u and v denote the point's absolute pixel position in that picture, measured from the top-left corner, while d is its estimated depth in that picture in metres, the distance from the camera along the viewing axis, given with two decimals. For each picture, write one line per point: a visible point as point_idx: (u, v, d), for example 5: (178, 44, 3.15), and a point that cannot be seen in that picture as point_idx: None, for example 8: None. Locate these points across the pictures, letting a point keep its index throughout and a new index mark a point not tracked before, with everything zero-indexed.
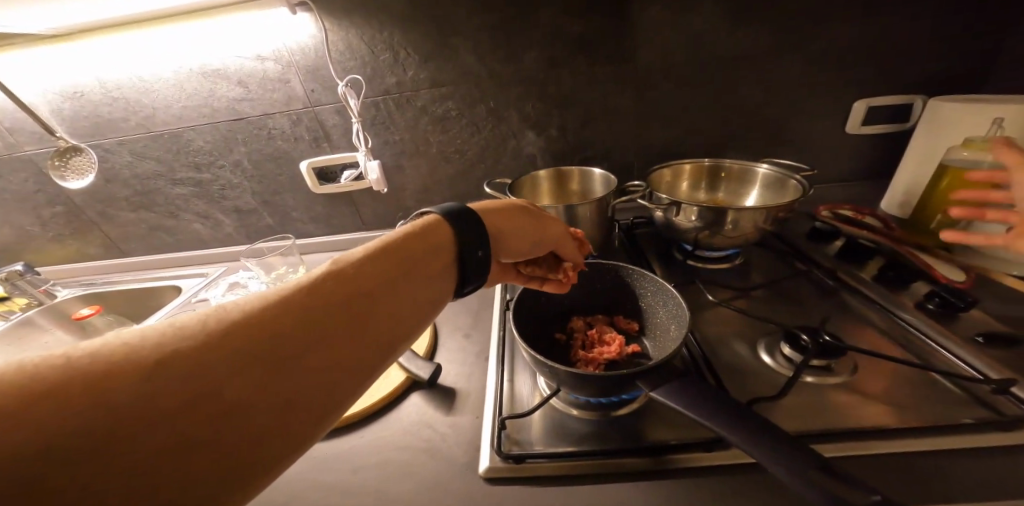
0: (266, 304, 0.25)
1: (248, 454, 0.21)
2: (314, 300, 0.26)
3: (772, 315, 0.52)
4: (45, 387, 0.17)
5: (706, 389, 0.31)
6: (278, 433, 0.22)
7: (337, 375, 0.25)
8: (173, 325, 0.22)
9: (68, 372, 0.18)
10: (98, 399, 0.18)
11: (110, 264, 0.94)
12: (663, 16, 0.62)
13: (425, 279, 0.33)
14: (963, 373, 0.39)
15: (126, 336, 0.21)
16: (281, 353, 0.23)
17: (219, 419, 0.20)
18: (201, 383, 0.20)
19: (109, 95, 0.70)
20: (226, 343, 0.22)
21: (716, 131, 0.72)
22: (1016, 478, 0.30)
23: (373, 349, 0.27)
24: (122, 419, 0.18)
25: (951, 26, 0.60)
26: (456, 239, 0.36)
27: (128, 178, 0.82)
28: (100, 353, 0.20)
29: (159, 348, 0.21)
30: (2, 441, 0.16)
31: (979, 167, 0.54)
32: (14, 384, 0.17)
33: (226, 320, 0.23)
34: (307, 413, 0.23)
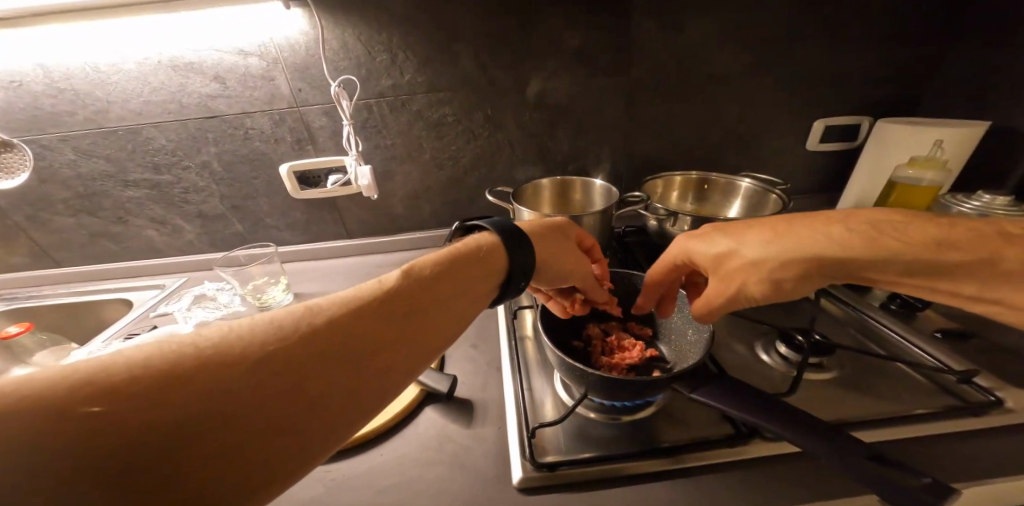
0: (341, 313, 0.29)
1: (310, 440, 0.25)
2: (377, 313, 0.30)
3: (762, 316, 0.57)
4: (170, 371, 0.23)
5: (740, 389, 0.37)
6: (334, 424, 0.26)
7: (386, 380, 0.29)
8: (261, 322, 0.27)
9: (179, 359, 0.23)
10: (212, 386, 0.23)
11: (38, 276, 0.82)
12: (653, 35, 0.66)
13: (472, 296, 0.36)
14: (930, 364, 0.45)
15: (241, 333, 0.26)
16: (343, 358, 0.27)
17: (290, 409, 0.24)
18: (271, 376, 0.25)
19: (53, 85, 0.63)
20: (296, 344, 0.26)
21: (697, 145, 0.77)
22: (985, 457, 0.35)
23: (421, 359, 0.31)
24: (218, 401, 0.23)
25: (890, 61, 0.70)
26: (507, 261, 0.39)
27: (68, 178, 0.73)
28: (220, 345, 0.25)
29: (260, 346, 0.25)
30: (149, 413, 0.21)
31: (921, 183, 0.63)
32: (147, 366, 0.23)
33: (300, 321, 0.28)
34: (360, 410, 0.27)
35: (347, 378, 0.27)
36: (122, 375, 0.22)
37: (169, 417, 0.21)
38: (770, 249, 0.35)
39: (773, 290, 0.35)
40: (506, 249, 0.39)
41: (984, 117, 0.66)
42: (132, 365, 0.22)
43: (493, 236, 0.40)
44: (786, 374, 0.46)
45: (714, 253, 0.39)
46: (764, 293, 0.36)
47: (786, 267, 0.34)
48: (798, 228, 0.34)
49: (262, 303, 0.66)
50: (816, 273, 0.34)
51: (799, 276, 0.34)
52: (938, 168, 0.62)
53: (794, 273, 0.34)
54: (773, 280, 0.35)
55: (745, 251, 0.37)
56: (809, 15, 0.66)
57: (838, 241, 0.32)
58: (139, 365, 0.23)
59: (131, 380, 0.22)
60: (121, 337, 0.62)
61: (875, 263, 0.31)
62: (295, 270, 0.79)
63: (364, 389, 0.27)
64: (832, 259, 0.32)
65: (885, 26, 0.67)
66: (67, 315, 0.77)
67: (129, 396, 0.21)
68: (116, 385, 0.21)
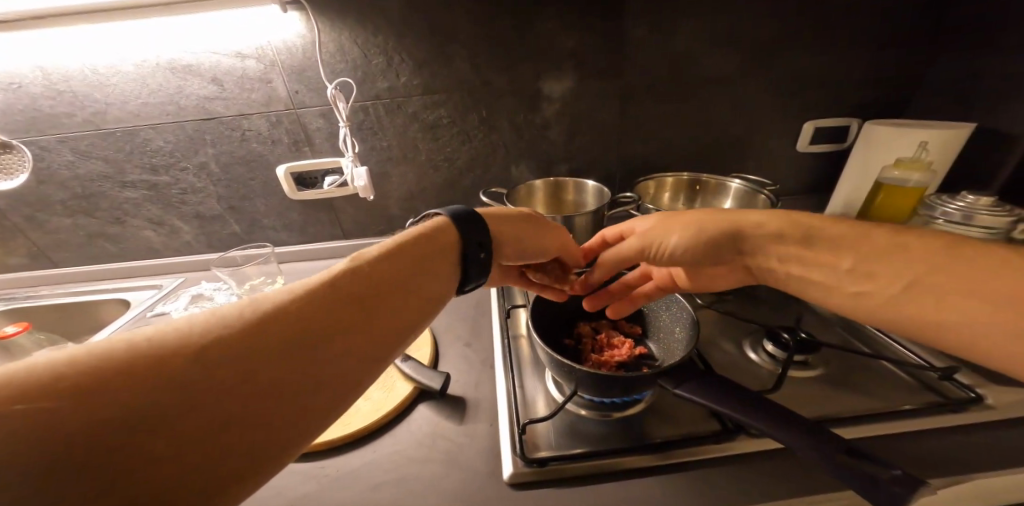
0: (289, 300, 0.29)
1: (272, 424, 0.25)
2: (331, 304, 0.30)
3: (750, 314, 0.58)
4: (102, 374, 0.22)
5: (724, 386, 0.38)
6: (294, 406, 0.26)
7: (346, 359, 0.29)
8: (204, 318, 0.27)
9: (112, 361, 0.23)
10: (155, 379, 0.23)
11: (36, 276, 0.83)
12: (645, 38, 0.67)
13: (430, 276, 0.37)
14: (914, 361, 0.46)
15: (180, 326, 0.26)
16: (298, 341, 0.28)
17: (245, 395, 0.25)
18: (215, 373, 0.24)
19: (52, 87, 0.64)
20: (241, 339, 0.26)
21: (690, 147, 0.78)
22: (962, 452, 0.36)
23: (381, 336, 0.31)
24: (158, 402, 0.22)
25: (878, 64, 0.71)
26: (458, 239, 0.40)
27: (66, 179, 0.73)
28: (158, 340, 0.25)
29: (201, 337, 0.25)
30: (86, 410, 0.21)
31: (909, 184, 0.65)
32: (77, 372, 0.22)
33: (245, 317, 0.27)
34: (320, 390, 0.27)
35: (304, 360, 0.27)
36: (53, 377, 0.22)
37: (110, 411, 0.21)
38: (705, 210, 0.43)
39: (695, 237, 0.42)
40: (454, 228, 0.41)
41: (970, 119, 0.68)
42: (63, 366, 0.22)
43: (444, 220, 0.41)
44: (772, 371, 0.47)
45: (649, 225, 0.45)
46: (686, 241, 0.42)
47: (713, 220, 0.41)
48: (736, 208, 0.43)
49: None
50: (729, 233, 0.41)
51: (719, 230, 0.41)
52: (924, 170, 0.64)
53: (720, 226, 0.41)
54: (699, 228, 0.41)
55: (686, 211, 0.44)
56: (798, 19, 0.67)
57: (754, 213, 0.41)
58: (72, 365, 0.22)
59: (64, 380, 0.21)
60: (119, 337, 0.63)
61: (777, 228, 0.39)
62: (291, 270, 0.80)
63: (323, 371, 0.28)
64: (745, 222, 0.40)
65: (872, 30, 0.68)
66: (65, 315, 0.78)
67: (64, 395, 0.21)
68: (49, 386, 0.21)
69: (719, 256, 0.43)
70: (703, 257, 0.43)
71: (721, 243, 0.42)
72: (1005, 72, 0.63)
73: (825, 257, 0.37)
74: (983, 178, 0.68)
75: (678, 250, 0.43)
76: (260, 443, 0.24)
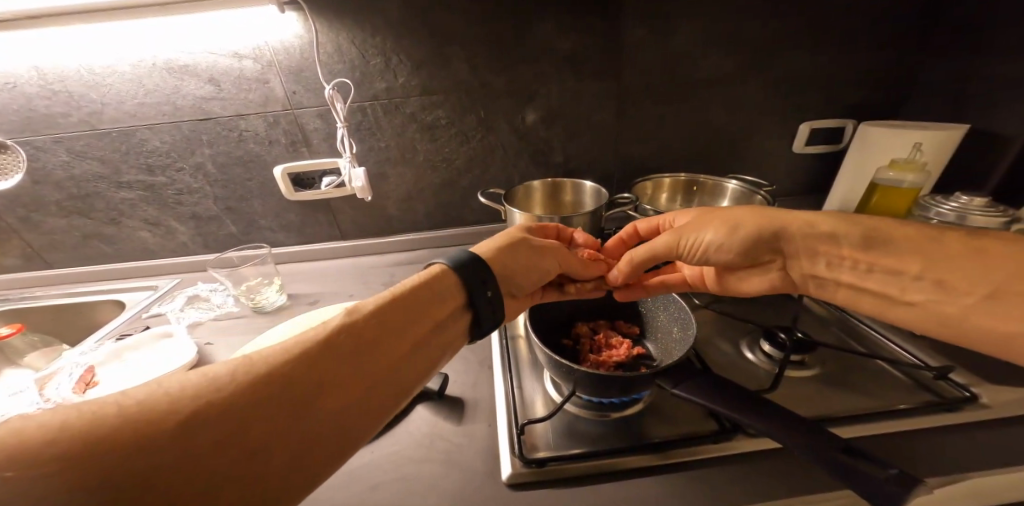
0: (282, 355, 0.29)
1: (261, 487, 0.25)
2: (334, 358, 0.30)
3: (747, 314, 0.58)
4: (111, 437, 0.23)
5: (723, 386, 0.38)
6: (286, 467, 0.26)
7: (339, 416, 0.29)
8: (211, 375, 0.27)
9: (121, 423, 0.23)
10: (144, 444, 0.23)
11: (30, 277, 0.82)
12: (643, 40, 0.67)
13: (428, 322, 0.37)
14: (909, 361, 0.46)
15: (174, 387, 0.26)
16: (290, 399, 0.27)
17: (235, 458, 0.24)
18: (218, 435, 0.25)
19: (47, 87, 0.63)
20: (246, 399, 0.26)
21: (687, 148, 0.79)
22: (958, 451, 0.37)
23: (375, 391, 0.31)
24: (162, 466, 0.23)
25: (873, 67, 0.72)
26: (458, 283, 0.40)
27: (61, 180, 0.73)
28: (151, 402, 0.25)
29: (193, 399, 0.25)
30: (77, 478, 0.21)
31: (901, 185, 0.64)
32: (90, 433, 0.23)
33: (250, 373, 0.28)
34: (312, 449, 0.27)
35: (296, 419, 0.27)
36: (48, 444, 0.22)
37: (100, 478, 0.22)
38: (749, 207, 0.44)
39: (733, 233, 0.43)
40: (453, 271, 0.41)
41: (964, 121, 0.68)
42: (56, 432, 0.23)
43: (442, 266, 0.42)
44: (769, 371, 0.48)
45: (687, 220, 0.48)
46: (725, 237, 0.44)
47: (753, 218, 0.42)
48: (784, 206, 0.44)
49: (255, 304, 0.66)
50: (770, 232, 0.42)
51: (759, 227, 0.42)
52: (917, 171, 0.63)
53: (760, 224, 0.42)
54: (738, 224, 0.43)
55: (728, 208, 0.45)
56: (793, 21, 0.67)
57: (802, 213, 0.42)
58: (65, 431, 0.23)
59: (58, 447, 0.22)
60: (114, 338, 0.62)
61: (823, 228, 0.40)
62: (289, 271, 0.80)
63: (315, 429, 0.27)
64: (789, 219, 0.41)
65: (867, 32, 0.69)
66: (59, 316, 0.77)
67: (57, 463, 0.21)
68: (43, 452, 0.22)
69: (758, 253, 0.44)
70: (740, 254, 0.44)
71: (759, 242, 0.43)
72: (999, 74, 0.63)
73: (882, 260, 0.37)
74: (977, 180, 0.68)
75: (717, 245, 0.45)
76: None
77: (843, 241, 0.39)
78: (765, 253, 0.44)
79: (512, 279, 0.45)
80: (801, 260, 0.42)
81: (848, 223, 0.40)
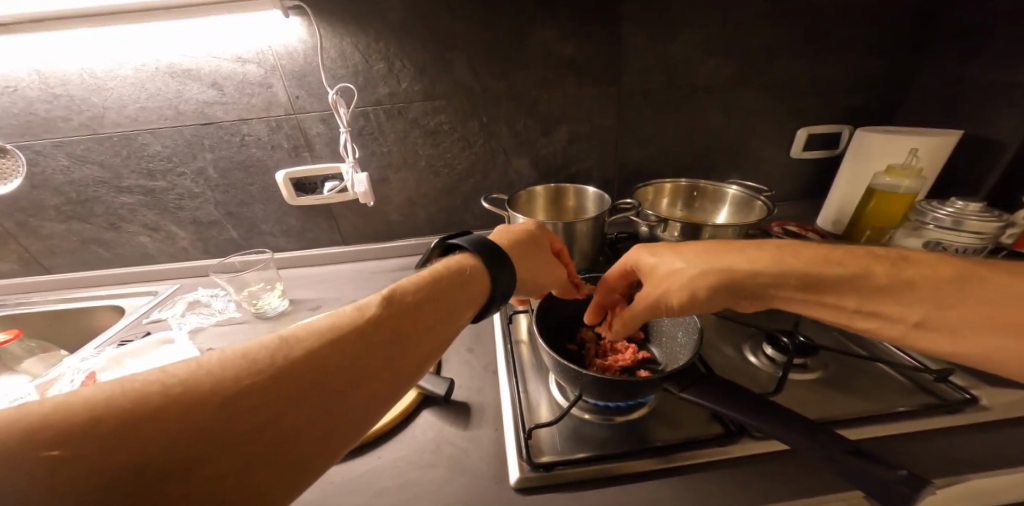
0: (310, 336, 0.30)
1: (288, 462, 0.25)
2: (356, 336, 0.31)
3: (748, 319, 0.59)
4: (152, 405, 0.23)
5: (729, 389, 0.39)
6: (318, 443, 0.26)
7: (366, 395, 0.29)
8: (241, 350, 0.28)
9: (161, 392, 0.24)
10: (184, 411, 0.24)
11: (28, 282, 0.81)
12: (643, 45, 0.68)
13: (448, 308, 0.37)
14: (910, 364, 0.47)
15: (206, 364, 0.26)
16: (320, 377, 0.28)
17: (270, 434, 0.25)
18: (248, 405, 0.25)
19: (48, 91, 0.63)
20: (274, 372, 0.27)
21: (687, 153, 0.79)
22: (961, 454, 0.37)
23: (400, 371, 0.32)
24: (197, 431, 0.23)
25: (868, 73, 0.73)
26: (485, 281, 0.41)
27: (61, 184, 0.72)
28: (187, 380, 0.25)
29: (227, 376, 0.26)
30: (120, 451, 0.22)
31: (898, 190, 0.66)
32: (130, 401, 0.23)
33: (278, 350, 0.28)
34: (342, 427, 0.28)
35: (327, 397, 0.28)
36: (89, 415, 0.22)
37: (143, 453, 0.22)
38: (694, 259, 0.41)
39: (697, 293, 0.40)
40: (480, 265, 0.41)
41: (957, 126, 0.70)
42: (95, 404, 0.23)
43: (469, 255, 0.42)
44: (772, 374, 0.48)
45: (652, 260, 0.43)
46: (686, 300, 0.40)
47: (705, 276, 0.39)
48: (717, 249, 0.41)
49: (257, 309, 0.66)
50: (727, 286, 0.39)
51: (715, 283, 0.39)
52: (914, 176, 0.66)
53: (714, 280, 0.39)
54: (694, 287, 0.39)
55: (676, 260, 0.42)
56: (790, 29, 0.69)
57: (741, 258, 0.39)
58: (105, 405, 0.23)
59: (101, 420, 0.22)
60: (114, 343, 0.62)
61: (772, 277, 0.38)
62: (290, 276, 0.80)
63: (344, 408, 0.28)
64: (740, 272, 0.39)
65: (862, 40, 0.70)
66: (57, 321, 0.76)
67: (103, 435, 0.22)
68: (86, 426, 0.22)
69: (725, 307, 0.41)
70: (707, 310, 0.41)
71: (721, 295, 0.40)
72: (990, 81, 0.65)
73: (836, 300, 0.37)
74: (972, 185, 0.70)
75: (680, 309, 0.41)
76: (283, 481, 0.25)
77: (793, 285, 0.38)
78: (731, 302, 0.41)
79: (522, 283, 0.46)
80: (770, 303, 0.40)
81: (786, 265, 0.38)
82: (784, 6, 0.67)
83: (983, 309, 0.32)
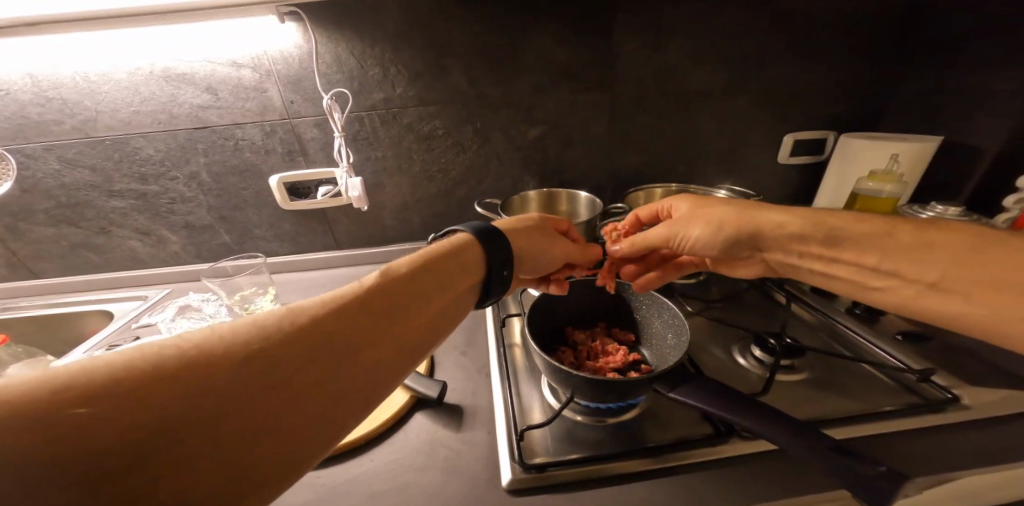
0: (325, 313, 0.30)
1: (305, 434, 0.25)
2: (371, 316, 0.31)
3: (738, 322, 0.60)
4: (169, 371, 0.23)
5: (717, 389, 0.39)
6: (322, 424, 0.26)
7: (371, 376, 0.30)
8: (254, 322, 0.27)
9: (178, 358, 0.23)
10: (207, 379, 0.23)
11: (17, 288, 0.81)
12: (634, 52, 0.70)
13: (451, 294, 0.38)
14: (893, 364, 0.48)
15: (219, 332, 0.26)
16: (332, 355, 0.28)
17: (280, 411, 0.25)
18: (271, 377, 0.25)
19: (41, 94, 0.63)
20: (293, 345, 0.27)
21: (678, 159, 0.81)
22: (947, 452, 0.38)
23: (407, 350, 0.32)
24: (220, 399, 0.23)
25: (852, 81, 0.76)
26: (484, 258, 0.42)
27: (51, 188, 0.72)
28: (199, 349, 0.24)
29: (243, 346, 0.25)
30: (130, 418, 0.21)
31: (880, 195, 0.67)
32: (145, 367, 0.22)
33: (294, 323, 0.28)
34: (346, 408, 0.28)
35: (336, 376, 0.28)
36: (101, 377, 0.21)
37: (149, 422, 0.21)
38: (733, 207, 0.46)
39: (717, 231, 0.46)
40: (479, 248, 0.42)
41: (937, 133, 0.72)
42: (108, 368, 0.22)
43: (469, 236, 0.43)
44: (761, 375, 0.49)
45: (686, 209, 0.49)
46: (705, 239, 0.47)
47: (735, 217, 0.45)
48: (760, 205, 0.45)
49: (249, 313, 0.66)
50: (748, 231, 0.45)
51: (736, 228, 0.45)
52: (896, 181, 0.66)
53: (738, 226, 0.45)
54: (719, 227, 0.46)
55: (714, 204, 0.47)
56: (776, 36, 0.71)
57: (778, 212, 0.43)
58: (118, 368, 0.22)
59: (109, 384, 0.21)
60: (103, 349, 0.61)
61: (797, 229, 0.42)
62: (282, 281, 0.79)
63: (350, 389, 0.28)
64: (766, 221, 0.44)
65: (845, 48, 0.73)
66: (44, 327, 0.75)
67: (113, 398, 0.21)
68: (97, 387, 0.21)
69: (737, 249, 0.47)
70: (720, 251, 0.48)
71: (734, 238, 0.46)
72: (968, 88, 0.67)
73: (851, 255, 0.40)
74: (952, 189, 0.72)
75: (697, 245, 0.48)
76: (285, 461, 0.24)
77: (817, 237, 0.42)
78: (742, 249, 0.47)
79: (525, 256, 0.47)
80: (775, 252, 0.45)
81: (817, 223, 0.41)
82: (769, 15, 0.69)
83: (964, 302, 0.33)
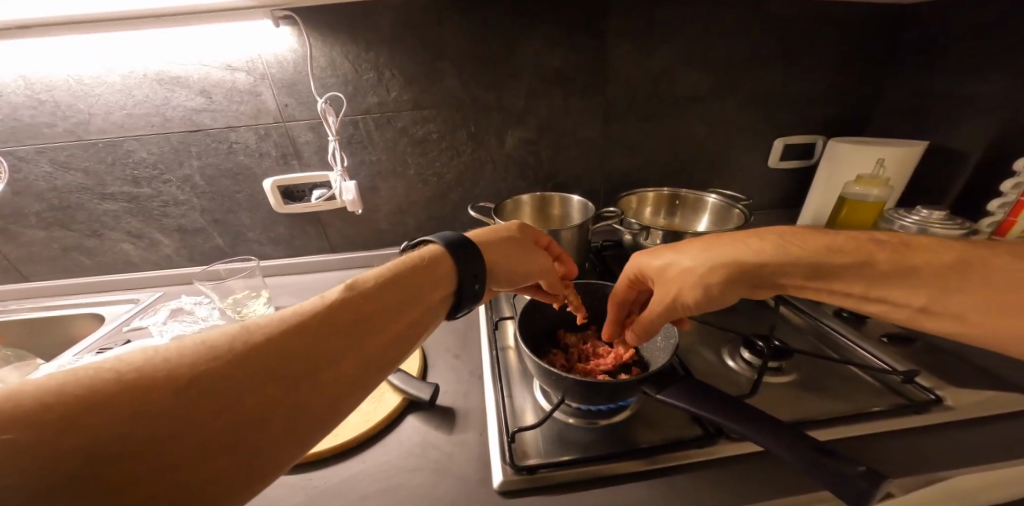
0: (283, 330, 0.30)
1: (259, 450, 0.25)
2: (332, 330, 0.31)
3: (728, 324, 0.61)
4: (110, 396, 0.23)
5: (704, 390, 0.40)
6: (277, 439, 0.26)
7: (334, 389, 0.29)
8: (207, 343, 0.28)
9: (122, 382, 0.24)
10: (149, 402, 0.23)
11: (6, 291, 0.80)
12: (626, 57, 0.71)
13: (420, 305, 0.38)
14: (879, 366, 0.49)
15: (168, 354, 0.26)
16: (289, 369, 0.28)
17: (231, 428, 0.25)
18: (220, 396, 0.25)
19: (34, 97, 0.63)
20: (244, 364, 0.27)
21: (670, 163, 0.82)
22: (929, 452, 0.38)
23: (372, 362, 0.32)
24: (164, 421, 0.23)
25: (840, 87, 0.77)
26: (455, 269, 0.41)
27: (42, 190, 0.71)
28: (146, 371, 0.25)
29: (192, 366, 0.26)
30: (62, 445, 0.21)
31: (869, 198, 0.67)
32: (87, 392, 0.23)
33: (247, 342, 0.28)
34: (305, 419, 0.28)
35: (292, 390, 0.28)
36: (42, 403, 0.22)
37: (92, 445, 0.21)
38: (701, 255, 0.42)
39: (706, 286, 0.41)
40: (450, 259, 0.42)
41: (922, 139, 0.74)
42: (49, 394, 0.22)
43: (439, 248, 0.42)
44: (750, 377, 0.49)
45: (658, 264, 0.45)
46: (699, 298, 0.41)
47: (712, 273, 0.40)
48: (721, 242, 0.42)
49: (242, 316, 0.66)
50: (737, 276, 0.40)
51: (724, 278, 0.40)
52: (883, 185, 0.67)
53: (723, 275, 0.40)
54: (704, 285, 0.40)
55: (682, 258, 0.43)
56: (765, 42, 0.72)
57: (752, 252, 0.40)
58: (60, 394, 0.22)
59: (50, 411, 0.22)
60: (94, 351, 0.61)
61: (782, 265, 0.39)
62: (276, 284, 0.79)
63: (310, 402, 0.28)
64: (750, 265, 0.39)
65: (833, 55, 0.74)
66: (35, 330, 0.75)
67: (53, 424, 0.21)
68: (39, 414, 0.21)
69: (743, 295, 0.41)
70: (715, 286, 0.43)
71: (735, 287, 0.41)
72: (953, 94, 0.69)
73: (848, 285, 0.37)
74: (939, 193, 0.73)
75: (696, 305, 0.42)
76: (239, 476, 0.25)
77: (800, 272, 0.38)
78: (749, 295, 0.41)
79: (500, 268, 0.46)
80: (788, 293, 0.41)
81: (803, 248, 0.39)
82: (758, 22, 0.70)
83: (949, 299, 0.33)
